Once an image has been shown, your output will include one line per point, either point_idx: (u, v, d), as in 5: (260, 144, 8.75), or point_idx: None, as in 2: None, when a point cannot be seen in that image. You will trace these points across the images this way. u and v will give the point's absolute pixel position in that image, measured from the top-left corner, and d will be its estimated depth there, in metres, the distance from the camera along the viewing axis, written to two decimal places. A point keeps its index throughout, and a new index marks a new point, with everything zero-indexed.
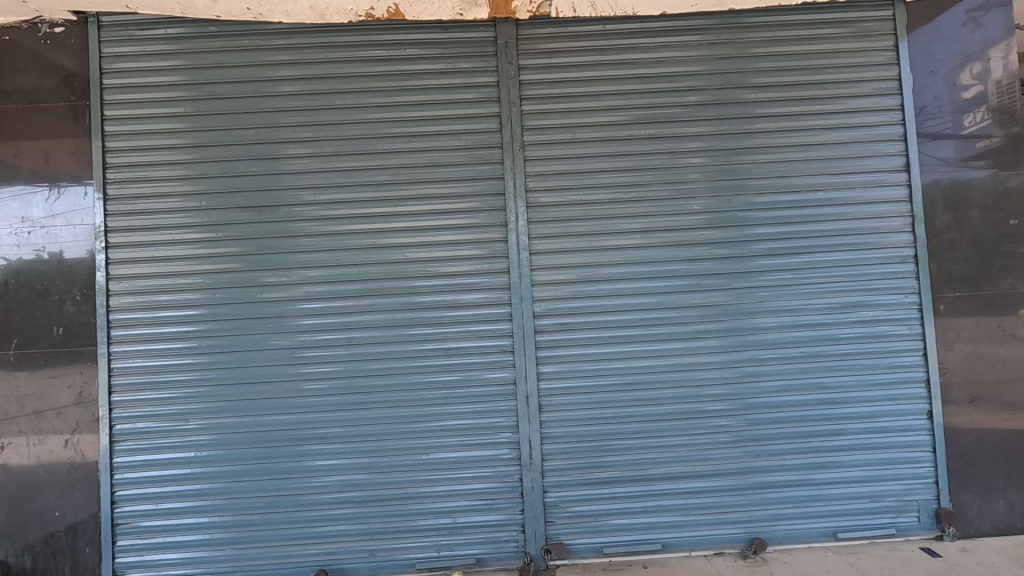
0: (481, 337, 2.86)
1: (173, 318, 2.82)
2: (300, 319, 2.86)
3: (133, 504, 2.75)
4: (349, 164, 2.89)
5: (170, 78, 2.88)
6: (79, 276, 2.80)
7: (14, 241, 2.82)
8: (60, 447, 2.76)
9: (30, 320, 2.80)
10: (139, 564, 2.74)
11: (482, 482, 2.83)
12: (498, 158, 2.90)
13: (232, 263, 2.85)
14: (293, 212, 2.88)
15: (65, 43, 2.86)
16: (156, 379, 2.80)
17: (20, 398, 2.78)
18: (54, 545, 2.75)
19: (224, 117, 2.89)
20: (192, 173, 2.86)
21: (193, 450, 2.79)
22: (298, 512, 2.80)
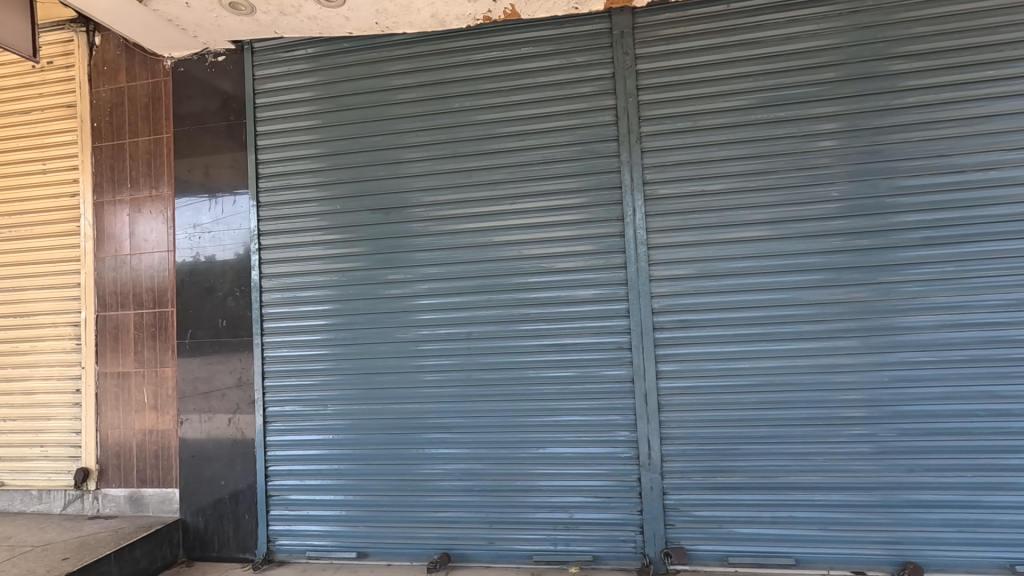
0: (596, 333, 2.83)
1: (312, 312, 3.11)
2: (422, 313, 3.02)
3: (283, 478, 3.07)
4: (468, 165, 3.00)
5: (309, 94, 3.17)
6: (238, 275, 3.18)
7: (188, 245, 3.24)
8: (225, 425, 3.14)
9: (200, 312, 3.21)
10: (288, 532, 3.06)
11: (598, 479, 2.80)
12: (613, 152, 2.85)
13: (361, 262, 3.08)
14: (415, 212, 3.04)
15: (226, 70, 3.24)
16: (300, 367, 3.10)
17: (193, 380, 3.20)
18: (220, 510, 3.12)
19: (355, 127, 3.12)
20: (327, 179, 3.13)
21: (330, 433, 3.05)
22: (422, 496, 2.96)
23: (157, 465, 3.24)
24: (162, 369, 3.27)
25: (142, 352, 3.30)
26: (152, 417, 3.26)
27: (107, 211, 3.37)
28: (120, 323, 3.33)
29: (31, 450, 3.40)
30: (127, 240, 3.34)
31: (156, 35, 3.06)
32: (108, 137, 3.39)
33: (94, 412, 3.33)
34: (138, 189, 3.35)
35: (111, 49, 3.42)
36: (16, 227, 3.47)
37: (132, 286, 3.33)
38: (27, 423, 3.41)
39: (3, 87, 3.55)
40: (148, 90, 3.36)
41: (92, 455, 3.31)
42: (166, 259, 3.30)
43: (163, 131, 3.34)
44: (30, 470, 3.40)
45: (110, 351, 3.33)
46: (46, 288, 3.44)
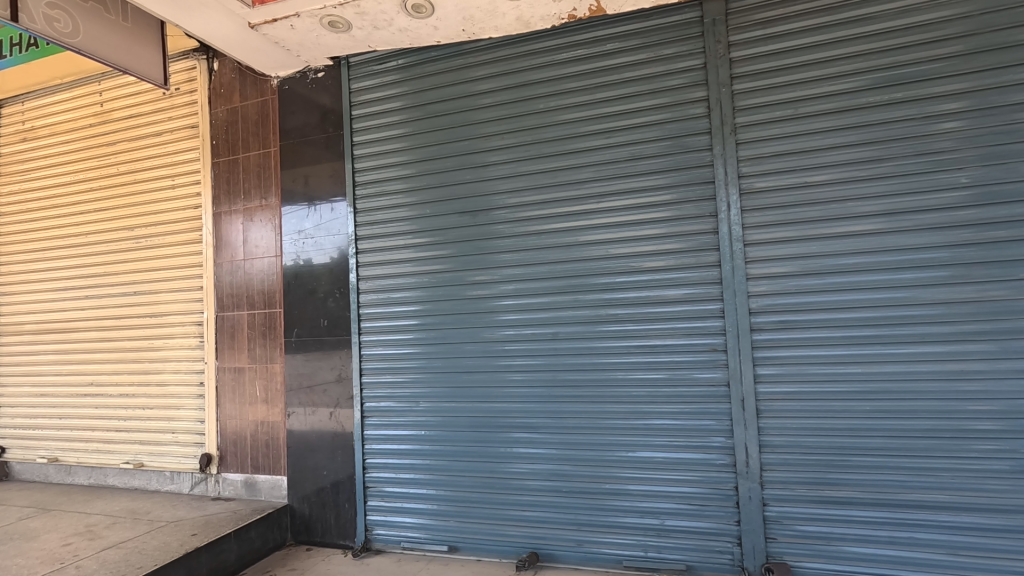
0: (688, 334, 2.73)
1: (404, 312, 3.24)
2: (508, 313, 3.05)
3: (379, 470, 3.22)
4: (554, 166, 2.99)
5: (399, 104, 3.31)
6: (338, 278, 3.38)
7: (293, 249, 3.49)
8: (326, 418, 3.34)
9: (304, 312, 3.44)
10: (384, 522, 3.20)
11: (690, 486, 2.70)
12: (705, 145, 2.73)
13: (450, 263, 3.17)
14: (501, 213, 3.08)
15: (325, 85, 3.45)
16: (393, 365, 3.24)
17: (299, 375, 3.43)
18: (323, 497, 3.33)
19: (443, 133, 3.22)
20: (417, 185, 3.25)
21: (421, 429, 3.17)
22: (510, 495, 3.00)
23: (268, 454, 3.51)
24: (272, 365, 3.54)
25: (255, 349, 3.59)
26: (264, 409, 3.54)
27: (224, 221, 3.70)
28: (235, 322, 3.65)
29: (164, 436, 3.80)
30: (241, 246, 3.65)
31: (264, 57, 3.30)
32: (224, 153, 3.73)
33: (215, 403, 3.67)
34: (250, 199, 3.65)
35: (227, 73, 3.75)
36: (150, 237, 3.90)
37: (245, 289, 3.63)
38: (160, 411, 3.82)
39: (139, 113, 4.00)
40: (258, 108, 3.66)
41: (213, 442, 3.65)
42: (274, 264, 3.56)
43: (270, 144, 3.61)
44: (163, 453, 3.81)
45: (228, 348, 3.66)
46: (175, 291, 3.83)
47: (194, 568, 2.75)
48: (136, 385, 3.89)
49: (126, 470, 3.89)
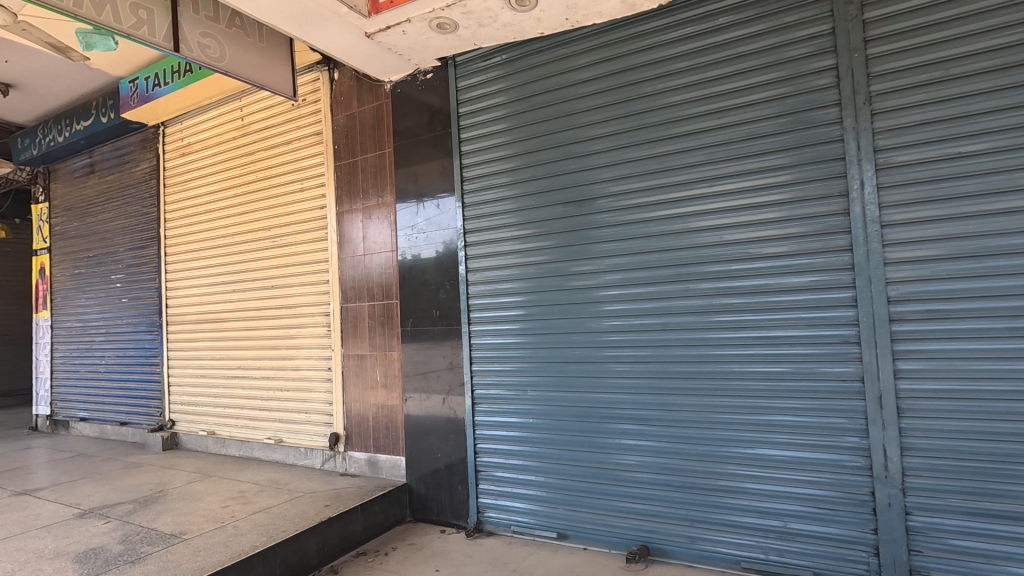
0: (813, 324, 2.53)
1: (512, 303, 3.31)
2: (615, 304, 3.01)
3: (490, 456, 3.34)
4: (661, 151, 2.89)
5: (503, 98, 3.37)
6: (448, 270, 3.52)
7: (408, 244, 3.69)
8: (440, 403, 3.51)
9: (418, 303, 3.63)
10: (495, 506, 3.32)
11: (817, 488, 2.51)
12: (833, 118, 2.50)
13: (555, 254, 3.18)
14: (606, 202, 3.04)
15: (435, 85, 3.60)
16: (502, 354, 3.33)
17: (414, 363, 3.64)
18: (438, 478, 3.51)
19: (546, 124, 3.23)
20: (521, 177, 3.30)
21: (529, 418, 3.23)
22: (618, 486, 2.97)
23: (388, 435, 3.77)
24: (390, 353, 3.78)
25: (375, 337, 3.85)
26: (384, 393, 3.80)
27: (346, 219, 4.01)
28: (357, 313, 3.94)
29: (299, 415, 4.21)
30: (361, 242, 3.93)
31: (379, 63, 3.51)
32: (345, 156, 4.02)
33: (341, 387, 4.00)
34: (369, 198, 3.91)
35: (346, 82, 4.04)
36: (285, 236, 4.32)
37: (366, 282, 3.90)
38: (295, 393, 4.23)
39: (273, 124, 4.43)
40: (373, 112, 3.90)
41: (341, 422, 3.99)
42: (391, 258, 3.80)
43: (385, 146, 3.84)
44: (299, 431, 4.22)
45: (351, 336, 3.97)
46: (305, 284, 4.22)
47: (328, 535, 3.02)
48: (276, 369, 4.35)
49: (268, 445, 4.37)
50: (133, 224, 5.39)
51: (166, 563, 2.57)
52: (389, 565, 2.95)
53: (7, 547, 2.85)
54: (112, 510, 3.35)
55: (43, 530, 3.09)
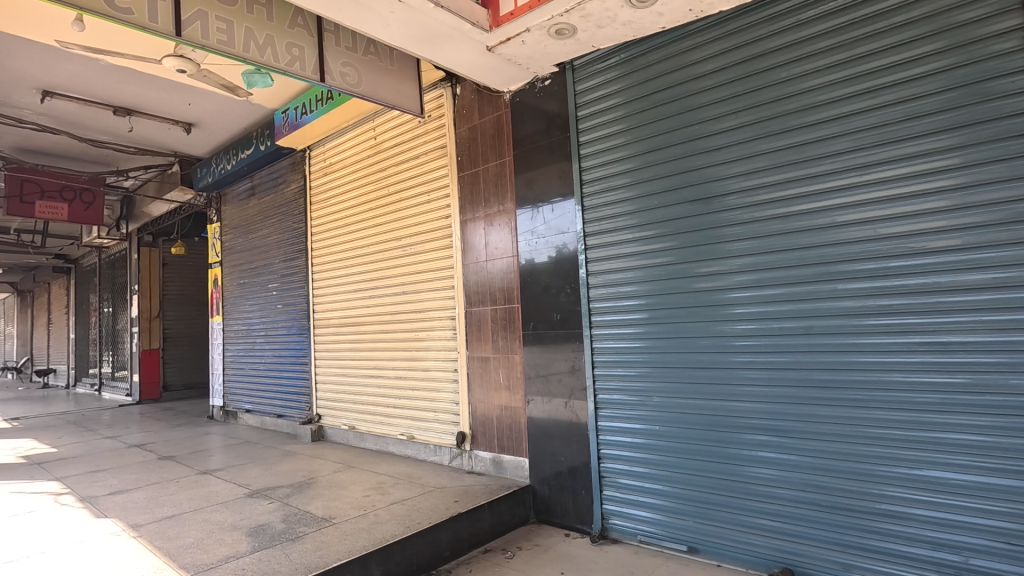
0: (998, 329, 2.18)
1: (634, 306, 3.23)
2: (748, 306, 2.81)
3: (614, 462, 3.28)
4: (800, 140, 2.66)
5: (622, 98, 3.31)
6: (569, 274, 3.53)
7: (528, 249, 3.76)
8: (562, 407, 3.52)
9: (539, 306, 3.67)
10: (620, 513, 3.25)
11: (1006, 520, 2.15)
12: (1019, 88, 2.14)
13: (679, 255, 3.05)
14: (736, 199, 2.86)
15: (553, 91, 3.64)
16: (624, 358, 3.27)
17: (536, 366, 3.68)
18: (561, 482, 3.51)
19: (668, 121, 3.12)
20: (642, 177, 3.21)
21: (654, 425, 3.13)
22: (755, 502, 2.77)
23: (512, 436, 3.86)
24: (512, 356, 3.87)
25: (498, 340, 3.97)
26: (507, 395, 3.90)
27: (469, 227, 4.18)
28: (481, 317, 4.08)
29: (428, 413, 4.46)
30: (483, 248, 4.07)
31: (499, 74, 3.62)
32: (468, 167, 4.20)
33: (467, 388, 4.17)
34: (490, 206, 4.04)
35: (468, 95, 4.22)
36: (414, 245, 4.61)
37: (488, 286, 4.04)
38: (425, 392, 4.49)
39: (402, 141, 4.75)
40: (493, 122, 4.03)
41: (467, 422, 4.15)
42: (512, 263, 3.89)
43: (505, 154, 3.95)
44: (428, 428, 4.47)
45: (476, 339, 4.12)
46: (433, 290, 4.46)
47: (459, 530, 3.15)
48: (407, 369, 4.65)
49: (401, 440, 4.67)
50: (286, 239, 6.07)
51: (321, 543, 2.84)
52: (516, 563, 3.00)
53: (197, 518, 3.34)
54: (274, 492, 3.78)
55: (223, 506, 3.57)
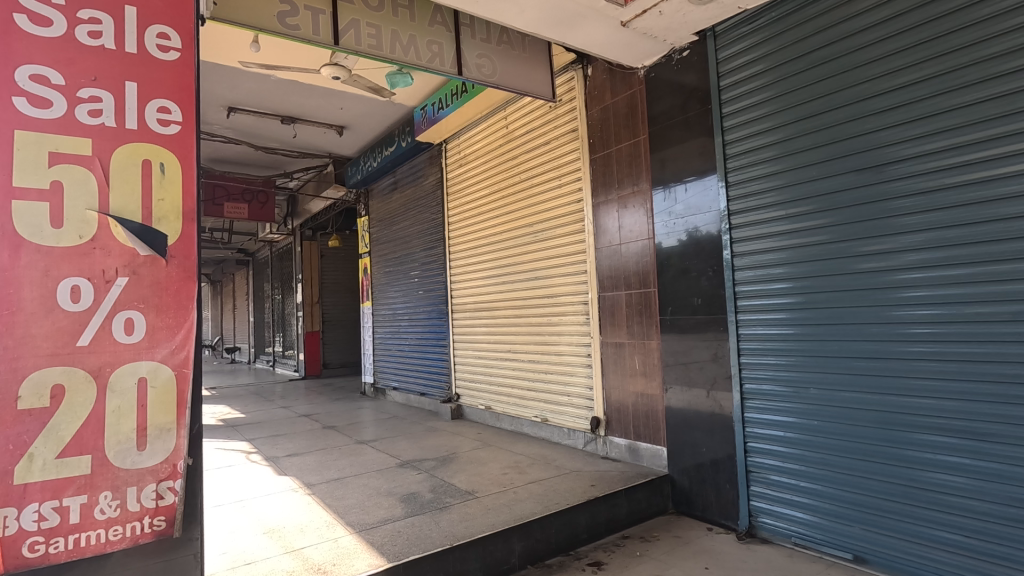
0: None
1: (788, 289, 2.95)
2: (930, 288, 2.42)
3: (763, 457, 3.04)
4: (1002, 90, 2.22)
5: (771, 62, 3.01)
6: (710, 256, 3.31)
7: (665, 231, 3.60)
8: (704, 396, 3.34)
9: (678, 291, 3.51)
10: (770, 511, 3.01)
11: None
12: None
13: (841, 231, 2.72)
14: (911, 166, 2.47)
15: (693, 62, 3.41)
16: (776, 346, 3.00)
17: (675, 353, 3.53)
18: (702, 474, 3.34)
19: (826, 83, 2.78)
20: (795, 148, 2.91)
21: (812, 419, 2.85)
22: (940, 513, 2.40)
23: (649, 424, 3.77)
24: (649, 342, 3.76)
25: (633, 326, 3.87)
26: (643, 382, 3.79)
27: (602, 210, 4.12)
28: (615, 301, 4.01)
29: (562, 397, 4.51)
30: (617, 232, 3.98)
31: (633, 50, 3.49)
32: (600, 149, 4.12)
33: (601, 373, 4.14)
34: (624, 188, 3.93)
35: (600, 75, 4.13)
36: (546, 231, 4.66)
37: (623, 270, 3.95)
38: (559, 376, 4.54)
39: (533, 128, 4.80)
40: (627, 101, 3.90)
41: (601, 407, 4.13)
42: (648, 246, 3.76)
43: (640, 133, 3.81)
44: (562, 412, 4.52)
45: (610, 324, 4.06)
46: (565, 275, 4.48)
47: (596, 514, 3.14)
48: (541, 353, 4.73)
49: (535, 423, 4.78)
50: (425, 229, 6.46)
51: (466, 515, 3.01)
52: (656, 553, 2.91)
53: (358, 482, 3.71)
54: (422, 464, 4.09)
55: (378, 473, 3.93)
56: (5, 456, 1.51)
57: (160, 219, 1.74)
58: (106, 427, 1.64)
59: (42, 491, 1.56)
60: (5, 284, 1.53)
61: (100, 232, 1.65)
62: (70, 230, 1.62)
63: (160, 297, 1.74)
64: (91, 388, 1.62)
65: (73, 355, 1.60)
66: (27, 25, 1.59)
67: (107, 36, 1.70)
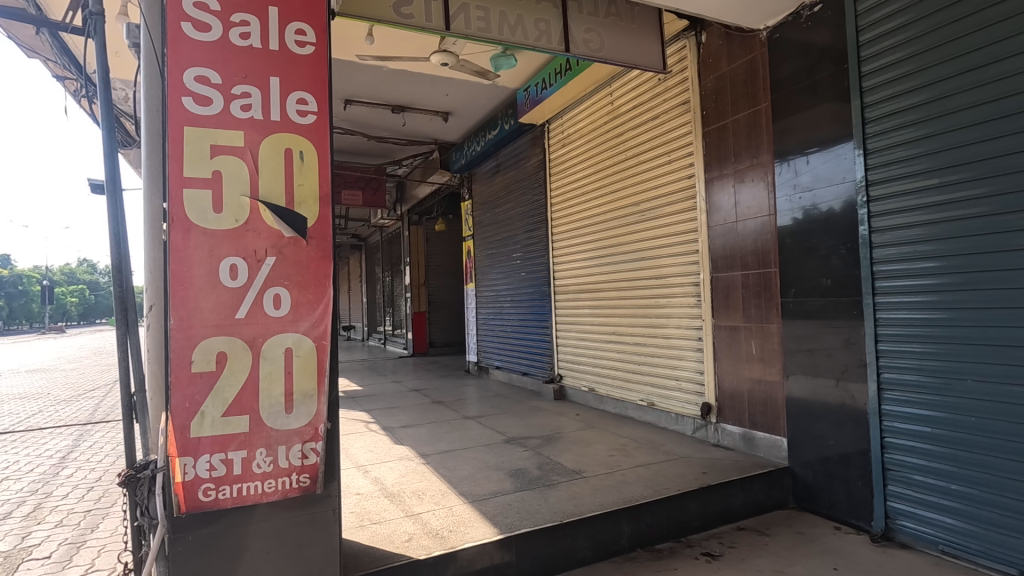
0: None
1: (937, 268, 2.59)
2: None
3: (904, 454, 2.73)
4: None
5: (920, 10, 2.63)
6: (843, 232, 3.00)
7: (789, 206, 3.33)
8: (832, 386, 3.06)
9: (803, 271, 3.23)
10: (911, 514, 2.71)
11: None
12: None
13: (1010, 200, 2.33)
14: None
15: (825, 18, 3.08)
16: (921, 332, 2.66)
17: (798, 338, 3.27)
18: (829, 468, 3.08)
19: (991, 29, 2.37)
20: (949, 108, 2.53)
21: (966, 416, 2.49)
22: None
23: (767, 413, 3.55)
24: (768, 325, 3.52)
25: (750, 308, 3.65)
26: (761, 367, 3.57)
27: (715, 186, 3.90)
28: (730, 283, 3.79)
29: (670, 381, 4.37)
30: (733, 208, 3.75)
31: (755, 10, 3.22)
32: (715, 121, 3.89)
33: (714, 357, 3.95)
34: (741, 161, 3.69)
35: (715, 41, 3.87)
36: (652, 210, 4.52)
37: (738, 250, 3.72)
38: (667, 359, 4.41)
39: (640, 103, 4.63)
40: (746, 67, 3.63)
41: (713, 393, 3.96)
42: (768, 222, 3.50)
43: (760, 101, 3.53)
44: (670, 396, 4.39)
45: (723, 307, 3.86)
46: (674, 255, 4.31)
47: (709, 502, 3.03)
48: (647, 336, 4.62)
49: (641, 406, 4.69)
50: (527, 211, 6.50)
51: (573, 494, 3.03)
52: (777, 548, 2.74)
53: (468, 455, 3.87)
54: (527, 441, 4.17)
55: (486, 448, 4.07)
56: (183, 413, 1.74)
57: (300, 204, 1.90)
58: (261, 391, 1.84)
59: (212, 444, 1.79)
60: (179, 263, 1.74)
61: (252, 216, 1.83)
62: (228, 214, 1.81)
63: (302, 274, 1.91)
64: (248, 356, 1.82)
65: (233, 326, 1.80)
66: (191, 31, 1.78)
67: (254, 36, 1.86)
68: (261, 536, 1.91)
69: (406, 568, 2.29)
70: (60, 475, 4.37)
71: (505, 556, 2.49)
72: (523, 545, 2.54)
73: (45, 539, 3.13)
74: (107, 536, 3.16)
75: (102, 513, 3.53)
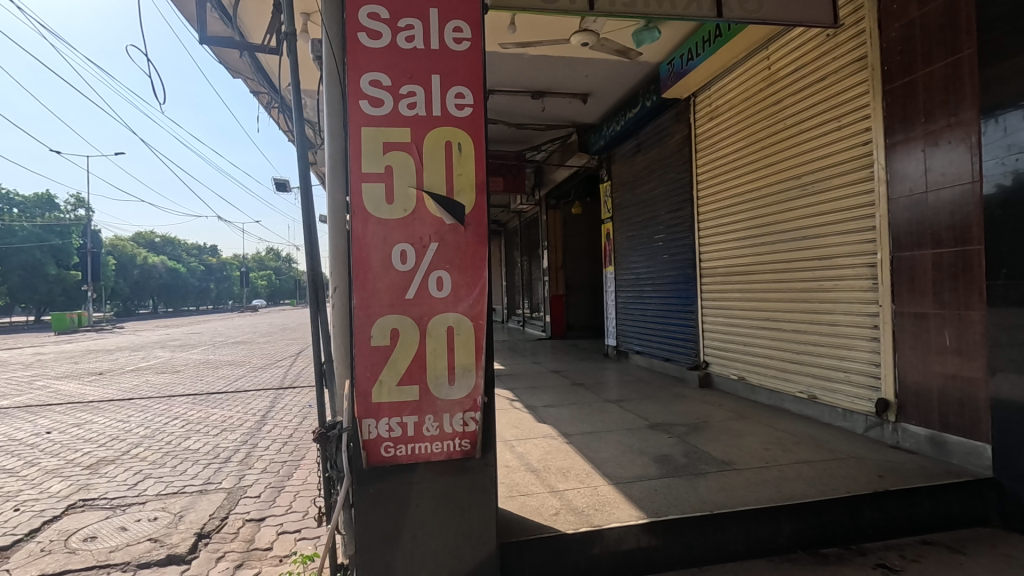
0: None
1: None
2: None
3: None
4: None
5: None
6: None
7: (1001, 169, 2.77)
8: None
9: (1019, 247, 2.69)
10: None
11: None
12: None
13: None
14: None
15: None
16: None
17: (1010, 328, 2.73)
18: None
19: None
20: None
21: None
22: None
23: (964, 414, 3.06)
24: (968, 312, 3.00)
25: (942, 292, 3.14)
26: (957, 361, 3.07)
27: (899, 152, 3.40)
28: (916, 263, 3.30)
29: (838, 373, 3.95)
30: (923, 177, 3.24)
31: None
32: (900, 77, 3.38)
33: (893, 348, 3.49)
34: (934, 121, 3.16)
35: None
36: (818, 184, 4.08)
37: (928, 225, 3.21)
38: (832, 349, 3.99)
39: (804, 65, 4.17)
40: (944, 9, 3.08)
41: (892, 388, 3.50)
42: (972, 191, 2.95)
43: (963, 47, 2.99)
44: (837, 390, 3.97)
45: (906, 291, 3.37)
46: (844, 233, 3.85)
47: (886, 509, 2.71)
48: (810, 322, 4.21)
49: (802, 399, 4.31)
50: (671, 190, 6.23)
51: (724, 485, 2.89)
52: (976, 569, 2.37)
53: (611, 438, 3.87)
54: (672, 428, 4.06)
55: (629, 432, 4.03)
56: (366, 381, 1.98)
57: (460, 192, 2.03)
58: (428, 364, 2.03)
59: (390, 409, 2.02)
60: (361, 250, 1.96)
61: (418, 206, 2.00)
62: (398, 205, 2.00)
63: (461, 258, 2.05)
64: (416, 333, 2.01)
65: (405, 305, 2.00)
66: (366, 40, 1.98)
67: (417, 39, 2.01)
68: (428, 495, 2.11)
69: (555, 540, 2.37)
70: (263, 429, 5.23)
71: (651, 540, 2.47)
72: (670, 532, 2.49)
73: (255, 482, 3.77)
74: (299, 484, 3.72)
75: (295, 464, 4.16)
